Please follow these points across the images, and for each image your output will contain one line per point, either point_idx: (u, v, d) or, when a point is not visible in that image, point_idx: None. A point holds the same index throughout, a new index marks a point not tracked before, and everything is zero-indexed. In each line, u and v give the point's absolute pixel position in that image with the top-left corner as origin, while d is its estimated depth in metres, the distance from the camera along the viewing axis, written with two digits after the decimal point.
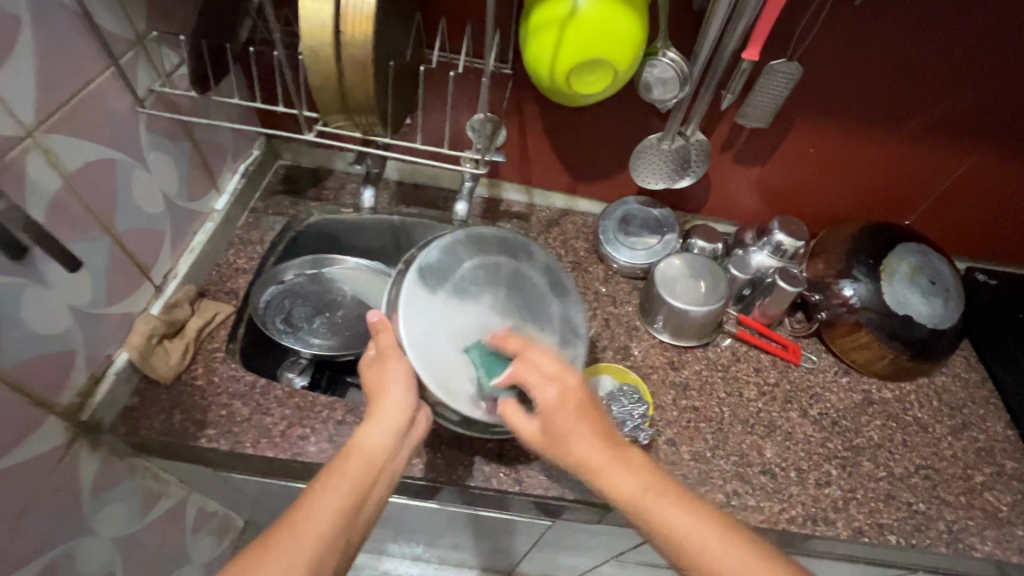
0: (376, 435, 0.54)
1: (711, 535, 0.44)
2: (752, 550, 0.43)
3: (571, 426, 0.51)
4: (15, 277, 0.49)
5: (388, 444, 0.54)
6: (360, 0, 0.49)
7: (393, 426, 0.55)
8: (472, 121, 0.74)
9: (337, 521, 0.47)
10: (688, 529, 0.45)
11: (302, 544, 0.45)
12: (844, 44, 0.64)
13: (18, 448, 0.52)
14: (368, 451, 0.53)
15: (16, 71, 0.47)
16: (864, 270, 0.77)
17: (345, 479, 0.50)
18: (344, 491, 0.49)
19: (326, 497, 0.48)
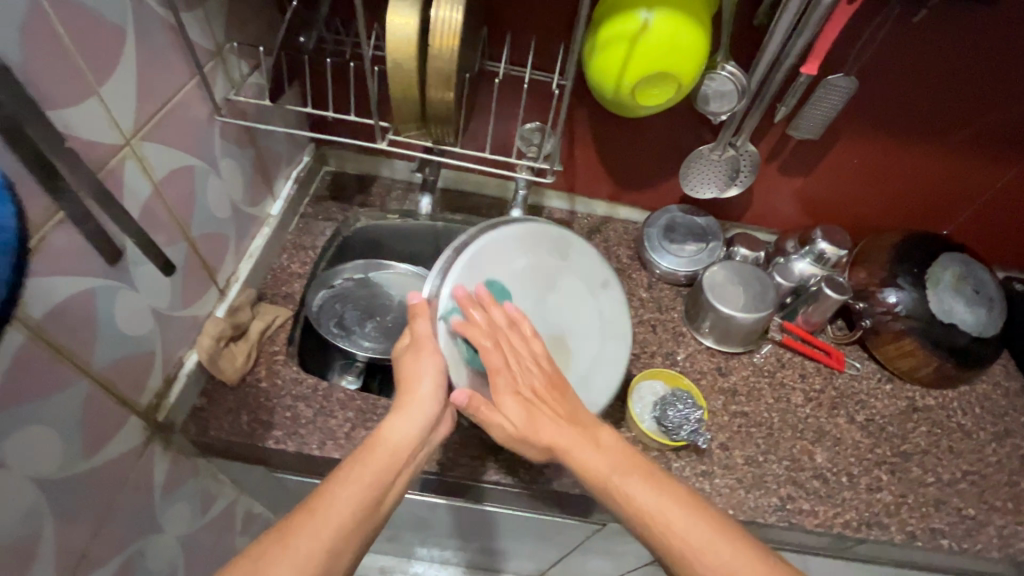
0: (401, 427, 0.56)
1: (678, 508, 0.48)
2: (709, 516, 0.48)
3: (541, 412, 0.56)
4: (112, 280, 0.51)
5: (412, 437, 0.56)
6: (450, 16, 0.51)
7: (420, 420, 0.57)
8: (521, 130, 0.75)
9: (358, 510, 0.49)
10: (653, 507, 0.49)
11: (322, 531, 0.47)
12: (896, 59, 0.65)
13: (106, 447, 0.54)
14: (394, 444, 0.55)
15: (121, 83, 0.48)
16: (908, 278, 0.79)
17: (368, 470, 0.52)
18: (367, 481, 0.51)
19: (350, 486, 0.50)
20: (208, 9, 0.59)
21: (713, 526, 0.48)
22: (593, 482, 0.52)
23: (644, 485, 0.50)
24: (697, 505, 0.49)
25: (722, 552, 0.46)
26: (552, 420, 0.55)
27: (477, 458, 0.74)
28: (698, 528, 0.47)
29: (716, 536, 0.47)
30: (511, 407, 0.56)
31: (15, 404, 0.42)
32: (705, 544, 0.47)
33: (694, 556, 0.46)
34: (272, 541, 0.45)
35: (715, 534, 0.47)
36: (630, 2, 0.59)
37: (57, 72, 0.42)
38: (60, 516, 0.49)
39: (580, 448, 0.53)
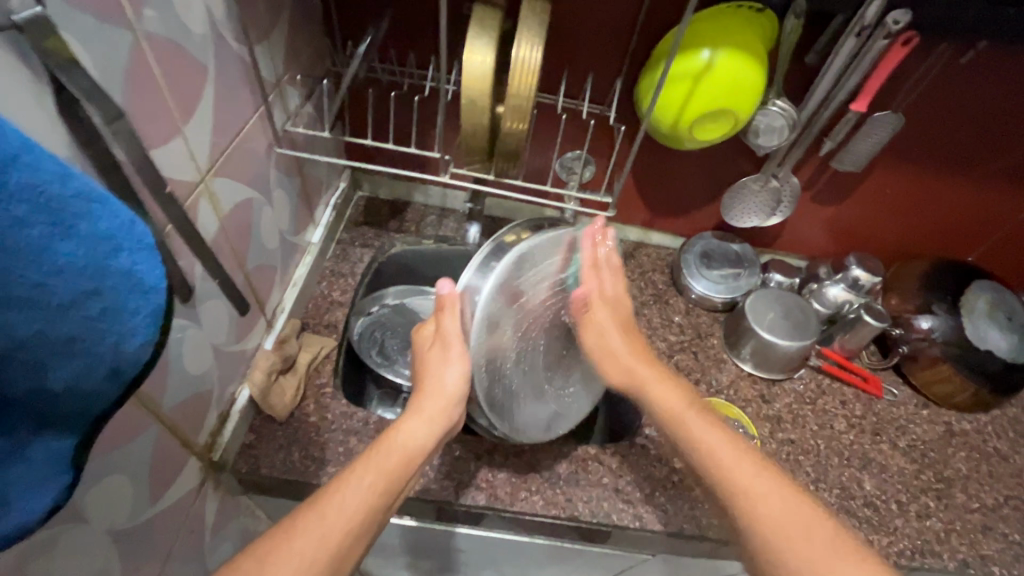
0: (413, 428, 0.53)
1: (744, 460, 0.48)
2: (782, 484, 0.46)
3: (644, 376, 0.59)
4: (182, 318, 0.50)
5: (424, 441, 0.52)
6: (529, 55, 0.51)
7: (431, 423, 0.53)
8: (563, 158, 0.75)
9: (365, 507, 0.45)
10: (717, 447, 0.50)
11: (324, 531, 0.42)
12: (936, 95, 0.68)
13: (169, 490, 0.52)
14: (403, 444, 0.51)
15: (200, 120, 0.48)
16: (943, 305, 0.81)
17: (377, 467, 0.48)
18: (376, 477, 0.47)
19: (358, 483, 0.46)
20: (273, 41, 0.58)
21: (781, 482, 0.46)
22: (665, 411, 0.56)
23: (711, 432, 0.51)
24: (757, 460, 0.48)
25: (781, 504, 0.45)
26: (638, 359, 0.61)
27: (534, 492, 0.67)
28: (763, 479, 0.47)
29: (762, 482, 0.46)
30: (623, 350, 0.62)
31: (96, 454, 0.41)
32: (772, 512, 0.45)
33: (751, 499, 0.46)
34: (272, 542, 0.40)
35: (777, 492, 0.46)
36: (693, 41, 0.60)
37: (149, 112, 0.41)
38: (129, 565, 0.48)
39: (668, 398, 0.56)
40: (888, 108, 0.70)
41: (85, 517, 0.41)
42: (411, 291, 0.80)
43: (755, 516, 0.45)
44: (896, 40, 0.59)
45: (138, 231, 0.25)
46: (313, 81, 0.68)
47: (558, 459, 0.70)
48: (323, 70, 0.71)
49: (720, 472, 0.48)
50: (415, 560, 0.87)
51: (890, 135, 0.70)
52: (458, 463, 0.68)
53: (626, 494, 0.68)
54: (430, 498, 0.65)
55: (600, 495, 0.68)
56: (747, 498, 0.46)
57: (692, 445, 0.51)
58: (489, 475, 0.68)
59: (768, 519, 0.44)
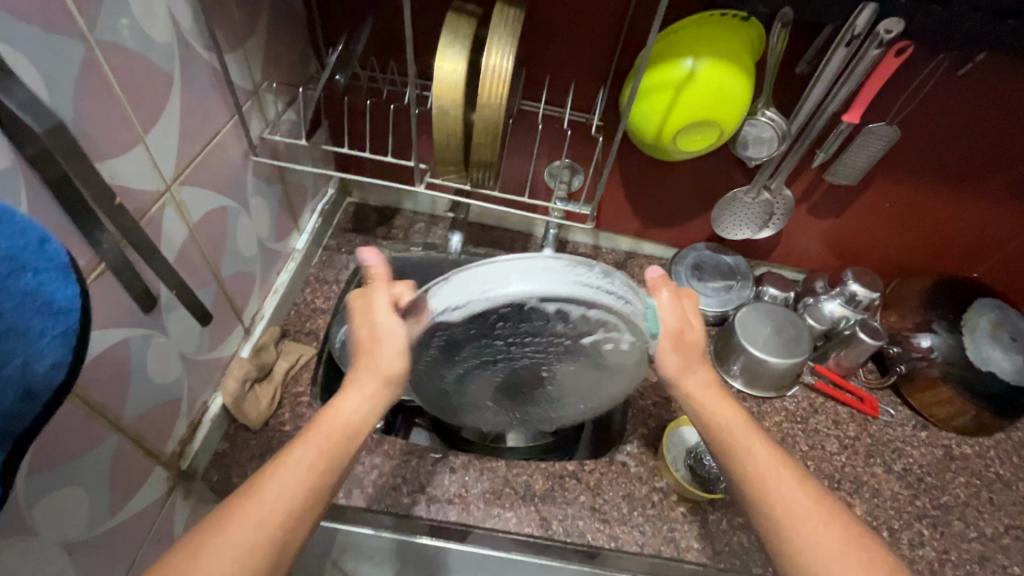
0: (353, 404, 0.45)
1: (789, 477, 0.44)
2: (827, 506, 0.43)
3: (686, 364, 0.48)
4: (145, 328, 0.49)
5: (366, 414, 0.45)
6: (500, 64, 0.50)
7: (373, 395, 0.45)
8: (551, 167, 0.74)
9: (299, 493, 0.40)
10: (768, 468, 0.44)
11: (255, 527, 0.38)
12: (936, 107, 0.65)
13: (130, 501, 0.52)
14: (341, 422, 0.44)
15: (164, 129, 0.47)
16: (944, 323, 0.77)
17: (312, 449, 0.42)
18: (315, 455, 0.42)
19: (292, 464, 0.41)
20: (248, 49, 0.57)
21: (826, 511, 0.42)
22: (711, 420, 0.48)
23: (758, 447, 0.46)
24: (802, 475, 0.45)
25: (833, 538, 0.41)
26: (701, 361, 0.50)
27: (509, 508, 0.66)
28: (809, 508, 0.42)
29: (807, 502, 0.43)
30: (691, 377, 0.48)
31: (45, 467, 0.41)
32: (825, 547, 0.41)
33: (795, 521, 0.42)
34: (197, 543, 0.37)
35: (832, 528, 0.42)
36: (677, 50, 0.58)
37: (105, 120, 0.41)
38: None
39: (719, 403, 0.48)
40: (884, 119, 0.67)
41: (33, 530, 0.40)
42: None
43: (801, 545, 0.41)
44: (889, 50, 0.57)
45: (49, 250, 0.25)
46: (294, 87, 0.67)
47: (535, 474, 0.68)
48: (305, 77, 0.70)
49: (764, 489, 0.43)
50: None
51: (889, 147, 0.68)
52: (432, 477, 0.67)
53: (603, 513, 0.66)
54: (402, 512, 0.64)
55: (577, 513, 0.66)
56: (794, 518, 0.42)
57: (742, 458, 0.45)
58: (464, 490, 0.67)
59: (813, 554, 0.41)
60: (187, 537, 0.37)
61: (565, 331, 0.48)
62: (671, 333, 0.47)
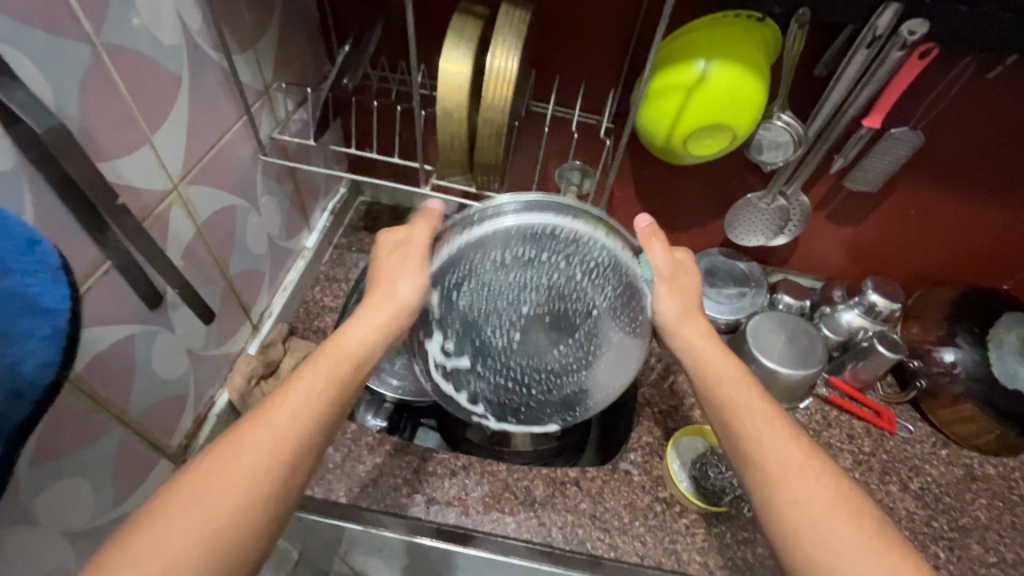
0: (361, 330, 0.47)
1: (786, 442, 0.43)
2: (815, 466, 0.42)
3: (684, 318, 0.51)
4: (151, 324, 0.50)
5: (373, 343, 0.47)
6: (504, 65, 0.50)
7: (381, 325, 0.48)
8: (561, 168, 0.70)
9: (312, 412, 0.41)
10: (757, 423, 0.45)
11: (268, 442, 0.39)
12: (965, 110, 0.62)
13: (135, 492, 0.53)
14: (349, 352, 0.46)
15: (172, 128, 0.48)
16: (968, 337, 0.74)
17: (320, 373, 0.43)
18: (322, 380, 0.43)
19: (300, 387, 0.42)
20: (259, 49, 0.58)
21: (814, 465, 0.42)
22: (707, 379, 0.48)
23: (753, 409, 0.46)
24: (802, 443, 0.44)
25: (818, 490, 0.41)
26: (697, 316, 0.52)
27: (508, 513, 0.65)
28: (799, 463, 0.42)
29: (804, 462, 0.42)
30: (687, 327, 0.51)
31: (47, 458, 0.42)
32: (808, 496, 0.41)
33: (786, 473, 0.42)
34: (208, 461, 0.38)
35: (817, 483, 0.41)
36: (689, 51, 0.57)
37: (112, 122, 0.42)
38: (89, 565, 0.48)
39: (721, 363, 0.49)
40: (908, 123, 0.64)
41: (35, 519, 0.42)
42: None
43: (789, 494, 0.41)
44: (913, 51, 0.55)
45: (38, 252, 0.26)
46: (305, 87, 0.68)
47: (535, 479, 0.68)
48: (317, 76, 0.71)
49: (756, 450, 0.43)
50: None
51: (913, 152, 0.65)
52: (432, 478, 0.67)
53: (603, 522, 0.65)
54: (401, 513, 0.65)
55: (577, 521, 0.65)
56: (792, 478, 0.41)
57: (736, 421, 0.46)
58: (463, 492, 0.67)
59: (800, 504, 0.40)
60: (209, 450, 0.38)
61: (517, 290, 0.52)
62: (666, 278, 0.52)
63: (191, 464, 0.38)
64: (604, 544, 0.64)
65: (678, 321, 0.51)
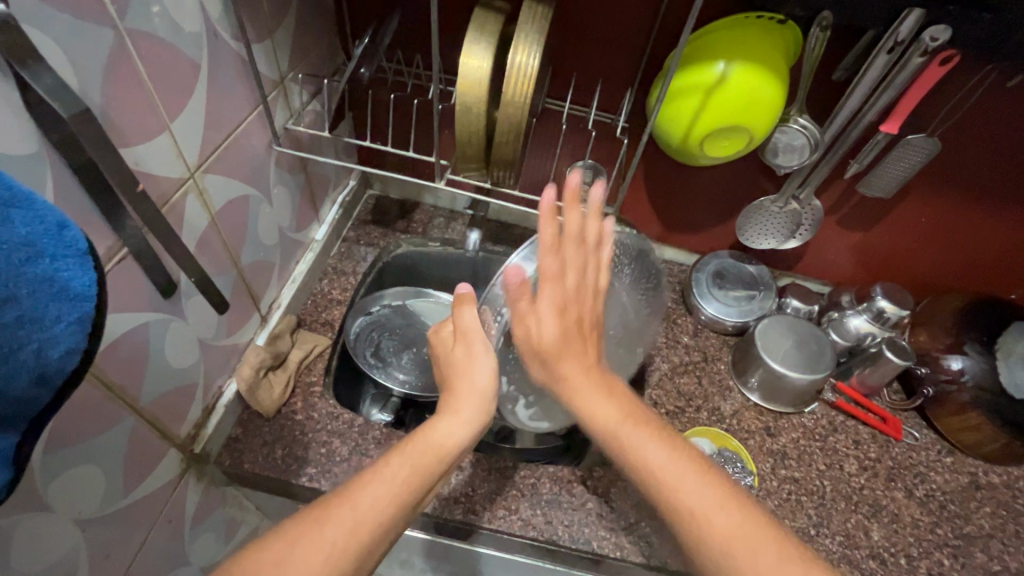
0: (450, 424, 0.44)
1: (690, 480, 0.39)
2: (723, 495, 0.39)
3: (560, 349, 0.46)
4: (165, 313, 0.50)
5: (461, 441, 0.44)
6: (525, 61, 0.49)
7: (472, 421, 0.45)
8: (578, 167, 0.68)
9: (394, 508, 0.39)
10: (660, 458, 0.40)
11: (351, 527, 0.37)
12: (983, 117, 0.62)
13: (144, 482, 0.53)
14: (439, 445, 0.43)
15: (190, 116, 0.48)
16: (977, 346, 0.74)
17: (405, 467, 0.41)
18: (406, 475, 0.41)
19: (382, 479, 0.40)
20: (276, 39, 0.58)
21: (721, 494, 0.39)
22: (600, 419, 0.43)
23: (649, 439, 0.41)
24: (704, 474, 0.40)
25: (728, 523, 0.37)
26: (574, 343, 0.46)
27: (514, 510, 0.65)
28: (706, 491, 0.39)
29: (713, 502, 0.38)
30: (564, 361, 0.46)
31: (60, 446, 0.42)
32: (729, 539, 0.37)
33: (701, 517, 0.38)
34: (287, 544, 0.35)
35: (728, 516, 0.38)
36: (709, 52, 0.56)
37: (132, 108, 0.41)
38: (98, 552, 0.48)
39: (603, 399, 0.44)
40: (925, 130, 0.64)
41: (46, 507, 0.41)
42: (411, 292, 0.84)
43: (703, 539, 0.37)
44: (935, 58, 0.55)
45: (68, 236, 0.25)
46: (319, 79, 0.67)
47: (542, 478, 0.68)
48: (331, 68, 0.70)
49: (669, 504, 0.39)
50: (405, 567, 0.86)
51: (929, 159, 0.65)
52: None
53: (610, 521, 0.65)
54: None
55: (583, 520, 0.65)
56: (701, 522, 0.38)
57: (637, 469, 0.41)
58: (469, 488, 0.67)
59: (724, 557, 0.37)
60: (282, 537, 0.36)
61: None
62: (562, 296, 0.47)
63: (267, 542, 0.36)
64: (611, 544, 0.64)
65: (556, 349, 0.46)
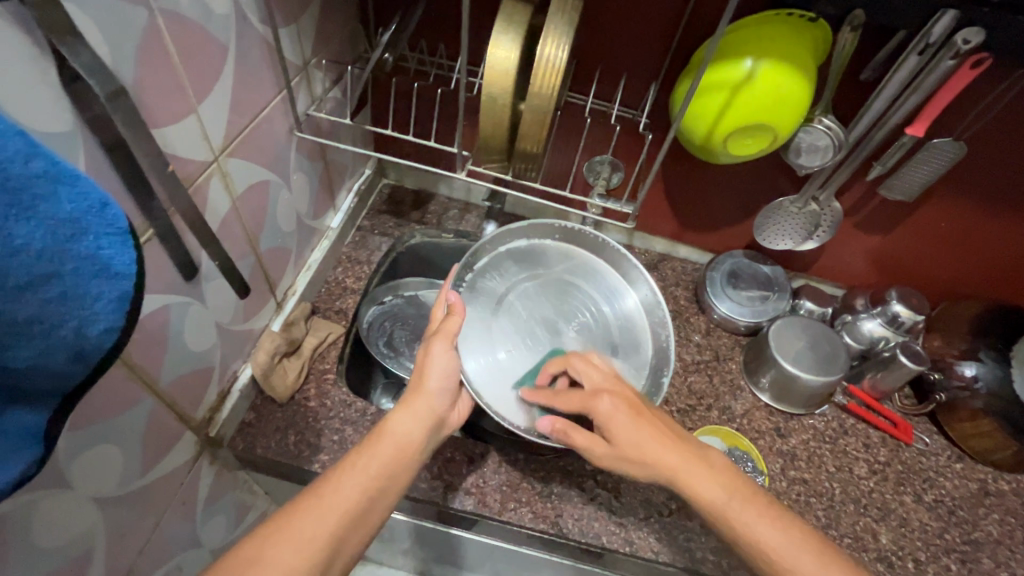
0: (405, 423, 0.51)
1: (772, 526, 0.46)
2: (801, 536, 0.46)
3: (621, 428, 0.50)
4: (185, 295, 0.50)
5: (415, 434, 0.51)
6: (554, 53, 0.49)
7: (423, 419, 0.52)
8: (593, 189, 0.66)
9: (355, 506, 0.45)
10: (730, 511, 0.47)
11: (313, 529, 0.42)
12: (1011, 124, 0.62)
13: (161, 462, 0.53)
14: (400, 440, 0.50)
15: (216, 99, 0.47)
16: (992, 353, 0.73)
17: (365, 468, 0.47)
18: (369, 470, 0.47)
19: (349, 476, 0.46)
20: (301, 24, 0.57)
21: (788, 534, 0.45)
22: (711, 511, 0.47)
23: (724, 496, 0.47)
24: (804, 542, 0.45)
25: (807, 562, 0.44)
26: (629, 417, 0.50)
27: (524, 503, 0.66)
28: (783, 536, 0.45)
29: (792, 544, 0.45)
30: (619, 430, 0.50)
31: (84, 424, 0.42)
32: None
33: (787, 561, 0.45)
34: (257, 547, 0.41)
35: (802, 551, 0.45)
36: (736, 49, 0.56)
37: (162, 88, 0.41)
38: (115, 531, 0.49)
39: (682, 464, 0.48)
40: (951, 134, 0.64)
41: (69, 484, 0.42)
42: (423, 283, 0.82)
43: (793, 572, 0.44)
44: (965, 62, 0.54)
45: (109, 215, 0.25)
46: (341, 66, 0.67)
47: (553, 471, 0.68)
48: (353, 55, 0.70)
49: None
50: (410, 555, 0.86)
51: (953, 164, 0.65)
52: (450, 464, 0.68)
53: (619, 516, 0.66)
54: (418, 496, 0.65)
55: (592, 514, 0.65)
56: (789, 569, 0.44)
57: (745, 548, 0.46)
58: (480, 480, 0.67)
59: None
60: (252, 542, 0.41)
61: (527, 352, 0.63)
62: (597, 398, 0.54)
63: (241, 544, 0.41)
64: (620, 539, 0.64)
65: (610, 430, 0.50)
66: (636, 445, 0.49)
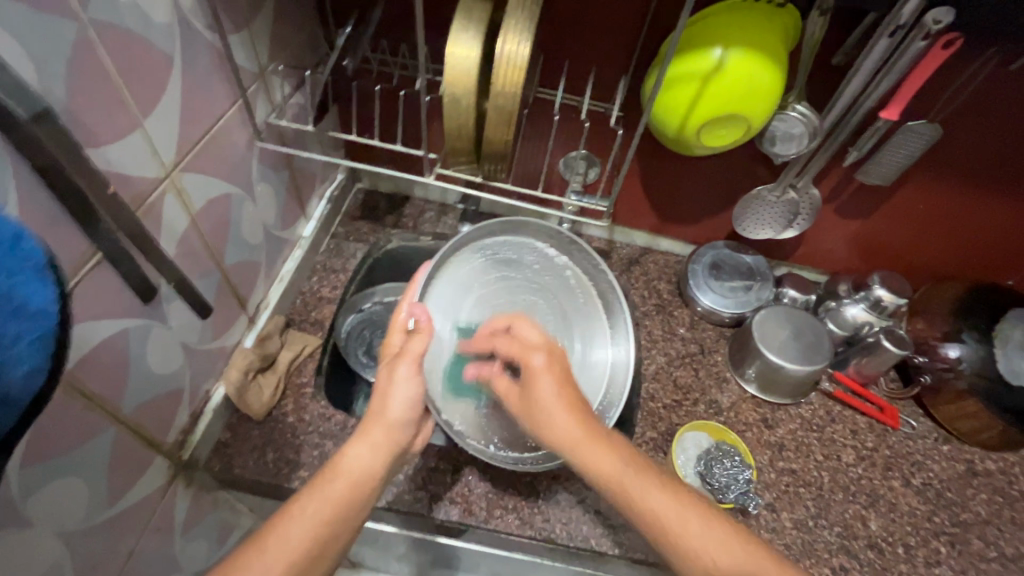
0: (362, 454, 0.48)
1: (692, 518, 0.41)
2: (720, 533, 0.41)
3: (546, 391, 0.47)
4: (145, 318, 0.48)
5: (376, 468, 0.49)
6: (515, 50, 0.47)
7: (383, 454, 0.49)
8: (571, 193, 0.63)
9: (305, 552, 0.43)
10: (660, 510, 0.41)
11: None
12: (985, 102, 0.61)
13: (131, 491, 0.52)
14: (356, 476, 0.47)
15: (163, 111, 0.45)
16: (975, 333, 0.73)
17: (315, 509, 0.44)
18: (321, 509, 0.45)
19: (299, 519, 0.44)
20: (253, 30, 0.55)
21: (705, 524, 0.41)
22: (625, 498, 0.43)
23: (628, 479, 0.43)
24: (739, 548, 0.40)
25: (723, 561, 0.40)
26: (555, 389, 0.47)
27: (511, 509, 0.65)
28: (695, 527, 0.41)
29: (705, 543, 0.40)
30: (542, 384, 0.47)
31: (41, 459, 0.40)
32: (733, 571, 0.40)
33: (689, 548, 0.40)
34: None
35: (717, 546, 0.40)
36: (703, 39, 0.55)
37: (100, 103, 0.39)
38: (84, 565, 0.47)
39: (585, 445, 0.44)
40: (925, 116, 0.63)
41: (28, 523, 0.40)
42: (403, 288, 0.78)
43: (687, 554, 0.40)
44: (936, 42, 0.53)
45: (23, 252, 0.24)
46: (300, 70, 0.64)
47: (541, 476, 0.67)
48: (314, 59, 0.67)
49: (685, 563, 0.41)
50: (403, 562, 0.85)
51: (928, 146, 0.64)
52: (434, 475, 0.66)
53: (608, 518, 0.65)
54: (403, 509, 0.64)
55: (580, 517, 0.65)
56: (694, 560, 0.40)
57: (674, 546, 0.41)
58: (466, 489, 0.66)
59: None
60: None
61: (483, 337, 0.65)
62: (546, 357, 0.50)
63: None
64: (610, 542, 0.64)
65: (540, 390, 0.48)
66: (549, 403, 0.46)
